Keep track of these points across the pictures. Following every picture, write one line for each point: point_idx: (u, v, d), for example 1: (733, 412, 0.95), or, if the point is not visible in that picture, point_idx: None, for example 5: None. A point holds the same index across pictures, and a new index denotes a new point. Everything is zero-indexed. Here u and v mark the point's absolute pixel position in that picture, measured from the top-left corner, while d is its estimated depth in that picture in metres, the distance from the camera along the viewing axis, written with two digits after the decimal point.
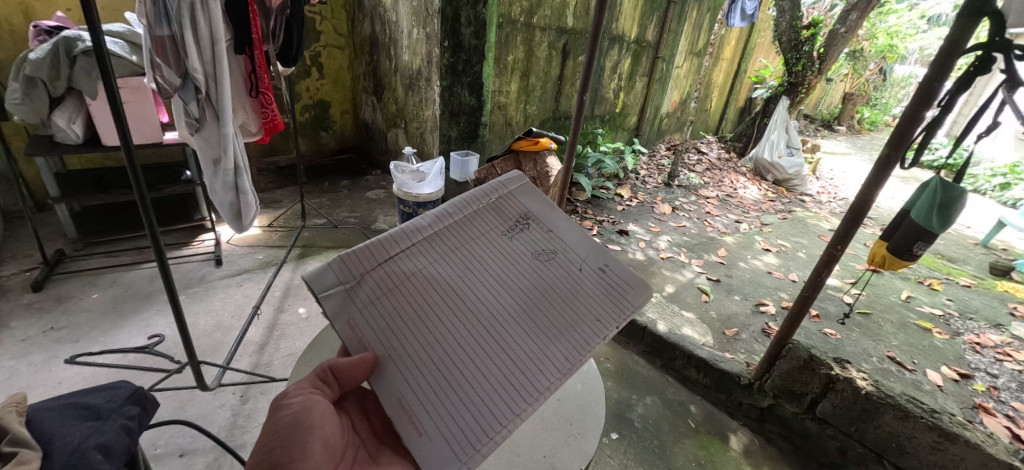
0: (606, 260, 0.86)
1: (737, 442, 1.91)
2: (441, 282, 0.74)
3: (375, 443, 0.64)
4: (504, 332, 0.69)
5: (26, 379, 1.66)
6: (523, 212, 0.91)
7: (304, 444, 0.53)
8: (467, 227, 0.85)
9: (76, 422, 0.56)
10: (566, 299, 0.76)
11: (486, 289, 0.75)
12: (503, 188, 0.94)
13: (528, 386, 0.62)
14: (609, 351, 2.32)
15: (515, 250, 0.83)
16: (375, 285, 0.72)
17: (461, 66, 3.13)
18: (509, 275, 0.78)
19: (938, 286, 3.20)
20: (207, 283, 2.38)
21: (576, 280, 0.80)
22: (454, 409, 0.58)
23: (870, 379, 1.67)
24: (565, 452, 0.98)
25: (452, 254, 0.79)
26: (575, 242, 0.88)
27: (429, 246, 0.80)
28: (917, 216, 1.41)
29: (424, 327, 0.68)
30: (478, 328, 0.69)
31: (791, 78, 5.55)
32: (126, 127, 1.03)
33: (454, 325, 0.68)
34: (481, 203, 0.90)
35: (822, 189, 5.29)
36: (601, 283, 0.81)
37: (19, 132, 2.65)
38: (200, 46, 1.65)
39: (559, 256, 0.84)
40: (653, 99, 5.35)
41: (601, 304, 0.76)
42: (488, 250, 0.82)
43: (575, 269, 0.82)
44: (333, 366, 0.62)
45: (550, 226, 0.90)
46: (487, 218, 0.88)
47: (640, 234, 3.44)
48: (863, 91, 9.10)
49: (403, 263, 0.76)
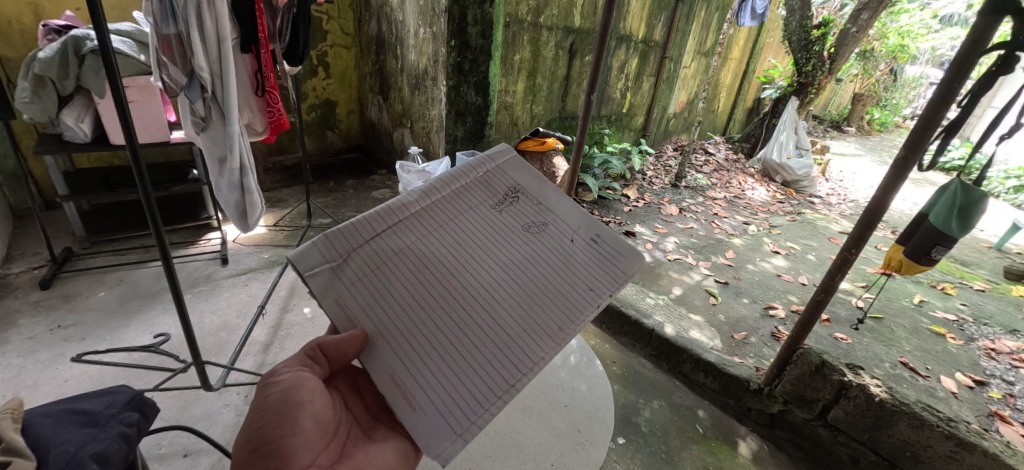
0: (597, 230, 0.83)
1: (746, 448, 1.88)
2: (431, 257, 0.71)
3: (368, 420, 0.64)
4: (496, 305, 0.67)
5: (33, 377, 1.66)
6: (513, 185, 0.88)
7: (294, 420, 0.54)
8: (456, 201, 0.82)
9: (73, 429, 0.55)
10: (559, 270, 0.74)
11: (477, 262, 0.72)
12: (491, 161, 0.90)
13: (523, 356, 0.60)
14: (615, 354, 2.30)
15: (506, 224, 0.80)
16: (363, 261, 0.68)
17: (468, 66, 3.12)
18: (501, 248, 0.75)
19: (951, 290, 3.14)
20: (214, 282, 2.38)
21: (568, 250, 0.78)
22: (447, 383, 0.57)
23: (885, 386, 1.63)
24: (573, 460, 0.97)
25: (442, 230, 0.76)
26: (566, 213, 0.85)
27: (418, 221, 0.76)
28: (935, 218, 1.38)
29: (414, 302, 0.65)
30: (470, 302, 0.66)
31: (800, 78, 5.47)
32: (131, 127, 1.02)
33: (445, 300, 0.66)
34: (471, 176, 0.86)
35: (832, 191, 5.22)
36: (593, 252, 0.78)
37: (29, 131, 2.68)
38: (206, 44, 1.64)
39: (549, 227, 0.82)
40: (660, 99, 5.30)
41: (595, 273, 0.74)
42: (482, 224, 0.79)
43: (566, 240, 0.80)
44: (322, 344, 0.62)
45: (540, 198, 0.87)
46: (477, 192, 0.85)
47: (647, 236, 3.41)
48: (873, 91, 8.98)
49: (391, 239, 0.73)
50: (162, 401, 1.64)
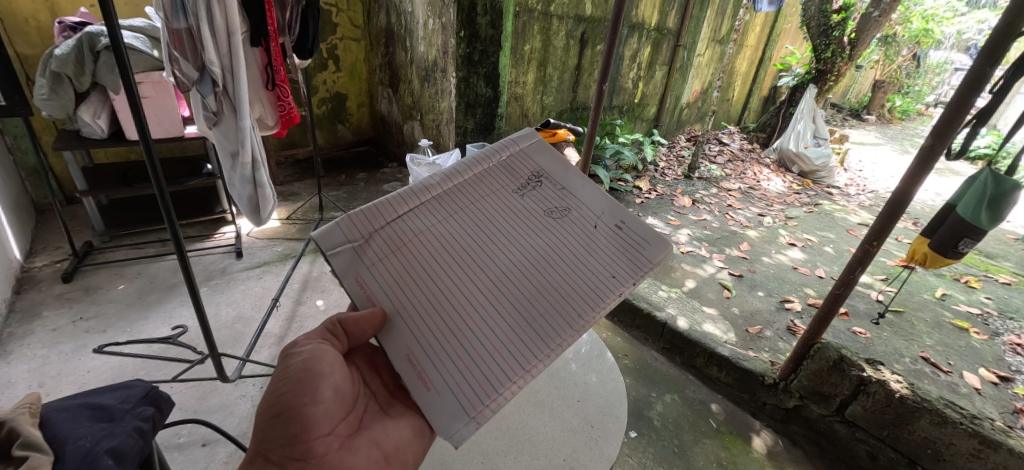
0: (622, 217, 0.78)
1: (761, 443, 1.85)
2: (450, 240, 0.70)
3: (386, 395, 0.65)
4: (515, 291, 0.65)
5: (57, 367, 1.72)
6: (536, 171, 0.85)
7: (315, 389, 0.55)
8: (477, 186, 0.80)
9: (89, 423, 0.55)
10: (579, 256, 0.71)
11: (496, 247, 0.70)
12: (514, 146, 0.89)
13: (539, 342, 0.58)
14: (626, 347, 2.28)
15: (527, 208, 0.78)
16: (385, 241, 0.68)
17: (477, 57, 3.14)
18: (521, 230, 0.74)
19: (975, 283, 3.04)
20: (229, 275, 2.42)
21: (590, 236, 0.74)
22: (461, 364, 0.56)
23: (906, 383, 1.59)
24: (585, 456, 0.95)
25: (462, 213, 0.75)
26: (590, 199, 0.81)
27: (438, 204, 0.75)
28: (963, 210, 1.32)
29: (432, 283, 0.65)
30: (488, 286, 0.65)
31: (819, 65, 5.33)
32: (145, 123, 1.03)
33: (462, 281, 0.65)
34: (492, 161, 0.85)
35: (850, 181, 5.07)
36: (617, 238, 0.74)
37: (48, 128, 2.75)
38: (216, 38, 1.64)
39: (572, 212, 0.78)
40: (673, 89, 5.18)
41: (618, 260, 0.70)
42: (503, 207, 0.77)
43: (589, 226, 0.76)
44: (343, 321, 0.62)
45: (563, 183, 0.83)
46: (501, 175, 0.83)
47: (660, 228, 3.36)
48: (896, 78, 8.62)
49: (412, 221, 0.72)
50: (181, 392, 1.68)
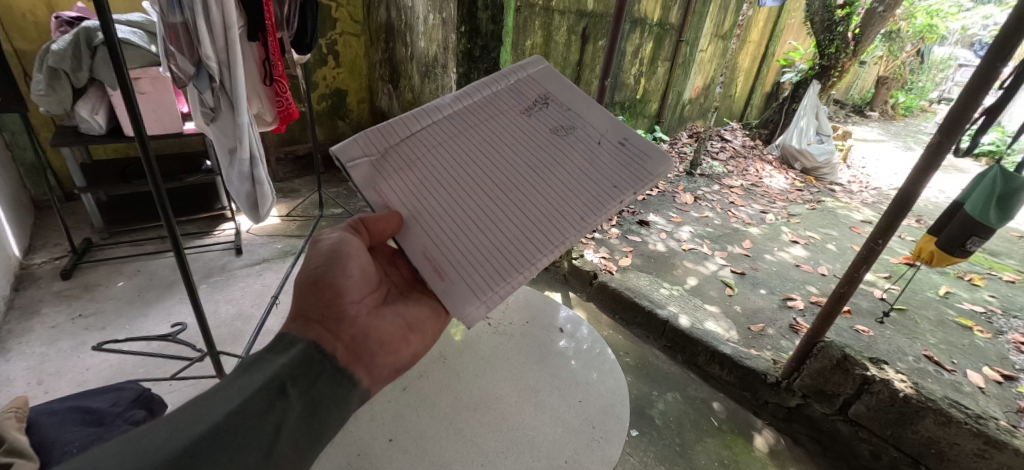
0: (626, 133, 0.77)
1: (763, 441, 1.84)
2: (458, 158, 0.73)
3: (404, 286, 0.70)
4: (519, 202, 0.68)
5: (56, 365, 1.71)
6: (542, 93, 0.84)
7: (344, 266, 0.59)
8: (484, 110, 0.81)
9: (80, 426, 0.61)
10: (579, 171, 0.72)
11: (501, 164, 0.73)
12: (521, 71, 0.87)
13: (539, 243, 0.62)
14: (627, 344, 2.26)
15: (532, 129, 0.78)
16: (397, 156, 0.73)
17: (478, 53, 2.91)
18: (524, 143, 0.76)
19: (979, 281, 3.02)
20: (229, 272, 2.41)
21: (592, 153, 0.75)
22: (470, 259, 0.61)
23: (911, 382, 1.57)
24: (587, 458, 0.94)
25: (470, 134, 0.77)
26: (595, 117, 0.80)
27: (447, 126, 0.78)
28: (972, 207, 1.30)
29: (443, 194, 0.69)
30: (494, 197, 0.68)
31: (823, 61, 5.27)
32: (140, 119, 1.01)
33: (469, 192, 0.69)
34: (499, 86, 0.85)
35: (853, 178, 5.04)
36: (618, 154, 0.74)
37: (47, 124, 2.73)
38: (213, 32, 1.62)
39: (576, 131, 0.78)
40: (675, 85, 5.14)
41: (617, 173, 0.71)
42: (509, 126, 0.78)
43: (592, 143, 0.76)
44: (364, 213, 0.68)
45: (569, 104, 0.82)
46: (509, 95, 0.84)
47: (661, 225, 3.34)
48: (899, 74, 8.54)
49: (423, 138, 0.76)
50: (181, 389, 1.68)
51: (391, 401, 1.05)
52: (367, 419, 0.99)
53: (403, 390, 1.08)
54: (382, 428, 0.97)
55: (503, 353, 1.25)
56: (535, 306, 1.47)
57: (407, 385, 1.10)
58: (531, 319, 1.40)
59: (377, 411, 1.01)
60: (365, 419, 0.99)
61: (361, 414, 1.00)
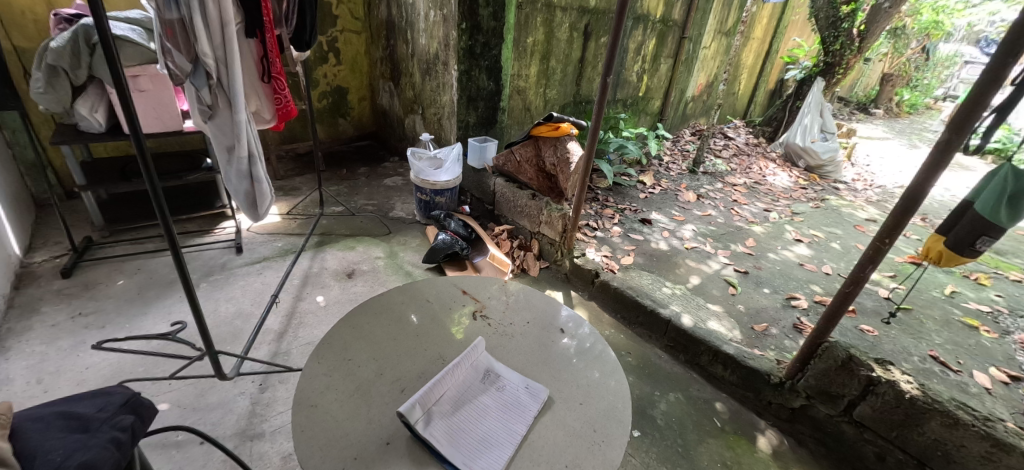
0: (528, 381, 1.13)
1: (766, 443, 1.82)
2: (451, 418, 1.00)
3: None
4: (497, 433, 0.98)
5: (55, 364, 1.71)
6: (486, 368, 1.17)
7: None
8: (456, 384, 1.10)
9: (64, 434, 0.65)
10: (517, 402, 1.07)
11: (478, 413, 1.02)
12: (471, 353, 1.19)
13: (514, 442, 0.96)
14: (629, 344, 2.25)
15: (488, 392, 1.09)
16: (432, 415, 0.99)
17: (479, 50, 3.02)
18: (505, 399, 1.07)
19: (985, 280, 2.98)
20: (229, 270, 2.40)
21: (520, 395, 1.09)
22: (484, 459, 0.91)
23: (917, 383, 1.55)
24: (588, 462, 0.93)
25: (454, 403, 1.04)
26: (512, 374, 1.16)
27: (434, 397, 1.04)
28: (982, 206, 1.28)
29: (450, 437, 0.95)
30: (482, 431, 0.98)
31: (827, 57, 5.21)
32: (134, 116, 1.00)
33: (464, 436, 0.96)
34: (459, 372, 1.13)
35: (858, 176, 4.99)
36: (532, 391, 1.10)
37: (47, 122, 2.74)
38: (209, 29, 1.60)
39: (507, 386, 1.12)
40: (678, 82, 5.10)
41: (530, 396, 1.09)
42: (491, 395, 1.08)
43: (520, 388, 1.11)
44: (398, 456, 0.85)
45: (500, 373, 1.16)
46: (474, 368, 1.16)
47: (664, 223, 3.31)
48: (904, 71, 8.44)
49: (446, 408, 1.02)
50: (180, 388, 1.67)
51: (389, 403, 1.03)
52: (365, 421, 0.98)
53: (401, 391, 1.07)
54: (380, 431, 0.96)
55: (504, 353, 1.24)
56: (536, 306, 1.46)
57: (405, 386, 1.09)
58: (532, 319, 1.39)
59: (374, 413, 1.00)
60: (363, 421, 0.98)
61: (359, 416, 0.99)
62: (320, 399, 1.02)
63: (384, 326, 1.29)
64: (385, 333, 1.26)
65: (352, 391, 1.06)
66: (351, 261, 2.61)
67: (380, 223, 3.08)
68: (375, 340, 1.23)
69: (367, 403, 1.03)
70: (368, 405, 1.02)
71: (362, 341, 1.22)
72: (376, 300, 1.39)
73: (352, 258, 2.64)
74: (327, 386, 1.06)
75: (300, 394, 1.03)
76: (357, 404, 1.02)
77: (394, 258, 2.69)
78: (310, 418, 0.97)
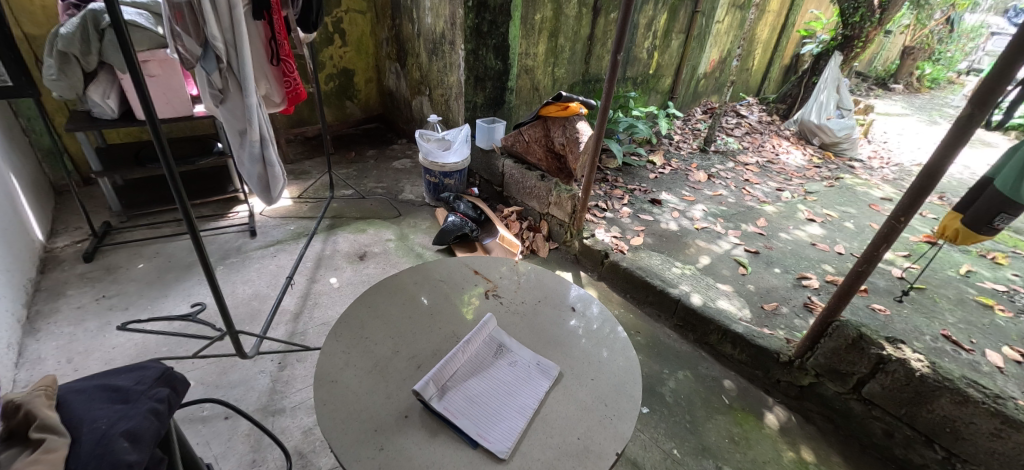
0: (538, 358, 1.16)
1: (774, 419, 1.84)
2: (465, 391, 1.03)
3: None
4: (509, 404, 1.01)
5: (84, 343, 1.78)
6: (499, 345, 1.19)
7: None
8: (469, 360, 1.12)
9: (107, 405, 0.69)
10: (527, 376, 1.09)
11: (489, 387, 1.05)
12: (484, 330, 1.21)
13: (522, 412, 0.99)
14: (638, 324, 2.27)
15: (500, 368, 1.11)
16: (446, 391, 1.02)
17: (486, 28, 3.01)
18: (516, 373, 1.10)
19: (1003, 260, 2.91)
20: (244, 254, 2.45)
21: (528, 370, 1.11)
22: (497, 426, 0.95)
23: (928, 361, 1.55)
24: (600, 435, 0.96)
25: (468, 375, 1.07)
26: (523, 350, 1.18)
27: (450, 372, 1.06)
28: (1002, 184, 1.25)
29: (463, 406, 0.99)
30: (494, 403, 1.00)
31: (845, 30, 4.99)
32: (149, 100, 1.00)
33: (477, 407, 0.99)
34: (473, 347, 1.15)
35: (874, 154, 4.86)
36: (538, 368, 1.12)
37: (61, 109, 2.78)
38: (218, 11, 1.60)
39: (519, 362, 1.14)
40: (690, 59, 4.95)
41: (537, 372, 1.11)
42: (503, 371, 1.10)
43: (529, 364, 1.13)
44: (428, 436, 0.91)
45: (513, 348, 1.19)
46: (484, 345, 1.18)
47: (674, 203, 3.28)
48: (927, 44, 8.03)
49: (460, 384, 1.04)
50: (203, 367, 1.74)
51: (406, 379, 1.06)
52: (384, 396, 1.01)
53: (417, 368, 1.10)
54: (397, 404, 0.99)
55: (515, 331, 1.26)
56: (546, 284, 1.47)
57: (421, 363, 1.12)
58: (541, 298, 1.41)
59: (392, 388, 1.03)
60: (381, 396, 1.01)
61: (377, 391, 1.02)
62: (339, 375, 1.06)
63: (397, 305, 1.32)
64: (402, 315, 1.28)
65: (370, 368, 1.09)
66: (362, 243, 2.64)
67: (390, 206, 3.10)
68: (390, 319, 1.26)
69: (385, 379, 1.06)
70: (386, 380, 1.05)
71: (377, 321, 1.25)
72: (388, 280, 1.41)
73: (363, 240, 2.67)
74: (346, 363, 1.10)
75: (320, 371, 1.07)
76: (375, 379, 1.05)
77: (404, 240, 2.72)
78: (331, 393, 1.01)
